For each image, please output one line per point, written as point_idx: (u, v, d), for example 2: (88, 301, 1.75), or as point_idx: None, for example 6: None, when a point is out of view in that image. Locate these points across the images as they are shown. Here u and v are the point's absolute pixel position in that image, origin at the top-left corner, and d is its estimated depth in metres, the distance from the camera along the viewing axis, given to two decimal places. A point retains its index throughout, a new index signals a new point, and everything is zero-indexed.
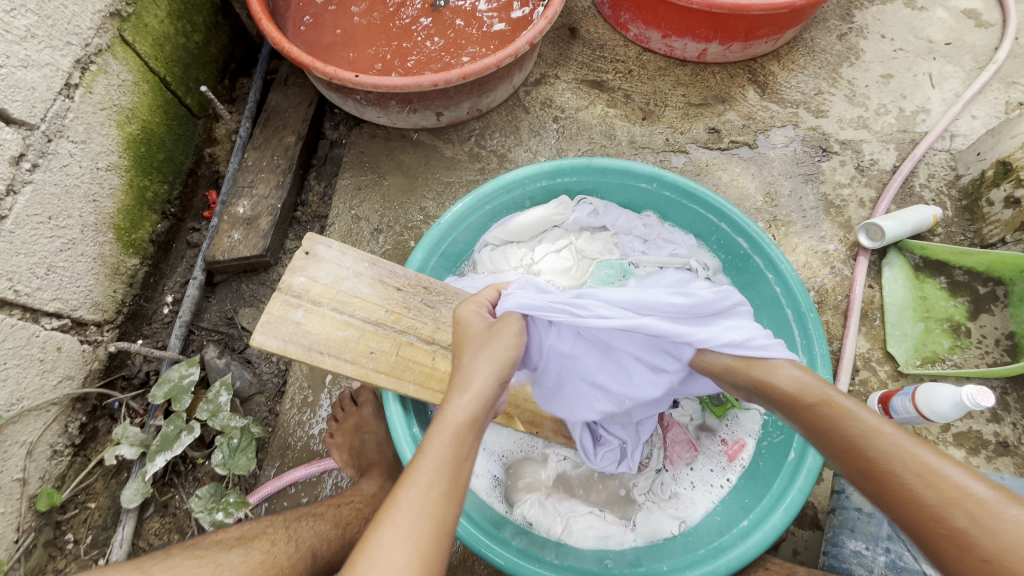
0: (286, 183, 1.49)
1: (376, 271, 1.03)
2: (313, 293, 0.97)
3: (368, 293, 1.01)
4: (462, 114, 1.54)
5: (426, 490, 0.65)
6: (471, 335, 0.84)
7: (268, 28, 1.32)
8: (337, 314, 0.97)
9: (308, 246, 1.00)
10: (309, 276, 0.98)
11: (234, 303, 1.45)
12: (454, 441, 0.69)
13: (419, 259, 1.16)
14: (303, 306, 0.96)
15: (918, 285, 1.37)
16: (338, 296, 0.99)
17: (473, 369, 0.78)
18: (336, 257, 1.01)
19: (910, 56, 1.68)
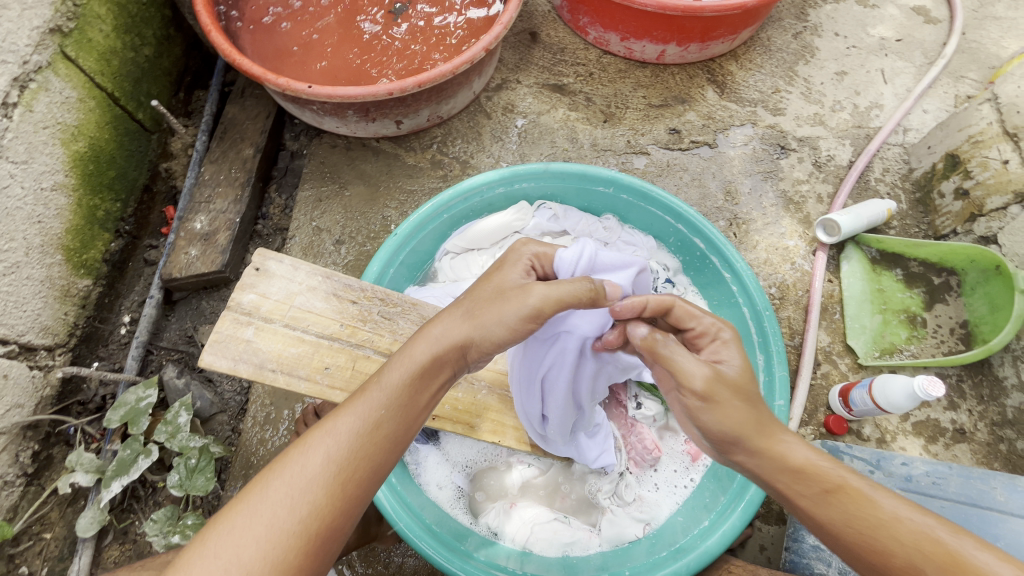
0: (245, 197, 1.47)
1: (330, 285, 1.01)
2: (264, 310, 0.96)
3: (322, 308, 0.99)
4: (422, 121, 1.53)
5: (365, 419, 0.69)
6: (505, 286, 0.80)
7: (218, 40, 1.30)
8: (290, 331, 0.96)
9: (258, 262, 0.98)
10: (259, 292, 0.96)
11: (194, 321, 1.42)
12: (409, 379, 0.73)
13: (377, 269, 1.15)
14: (253, 324, 0.94)
15: (875, 278, 1.40)
16: (291, 312, 0.97)
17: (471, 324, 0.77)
18: (289, 273, 0.99)
19: (863, 53, 1.71)
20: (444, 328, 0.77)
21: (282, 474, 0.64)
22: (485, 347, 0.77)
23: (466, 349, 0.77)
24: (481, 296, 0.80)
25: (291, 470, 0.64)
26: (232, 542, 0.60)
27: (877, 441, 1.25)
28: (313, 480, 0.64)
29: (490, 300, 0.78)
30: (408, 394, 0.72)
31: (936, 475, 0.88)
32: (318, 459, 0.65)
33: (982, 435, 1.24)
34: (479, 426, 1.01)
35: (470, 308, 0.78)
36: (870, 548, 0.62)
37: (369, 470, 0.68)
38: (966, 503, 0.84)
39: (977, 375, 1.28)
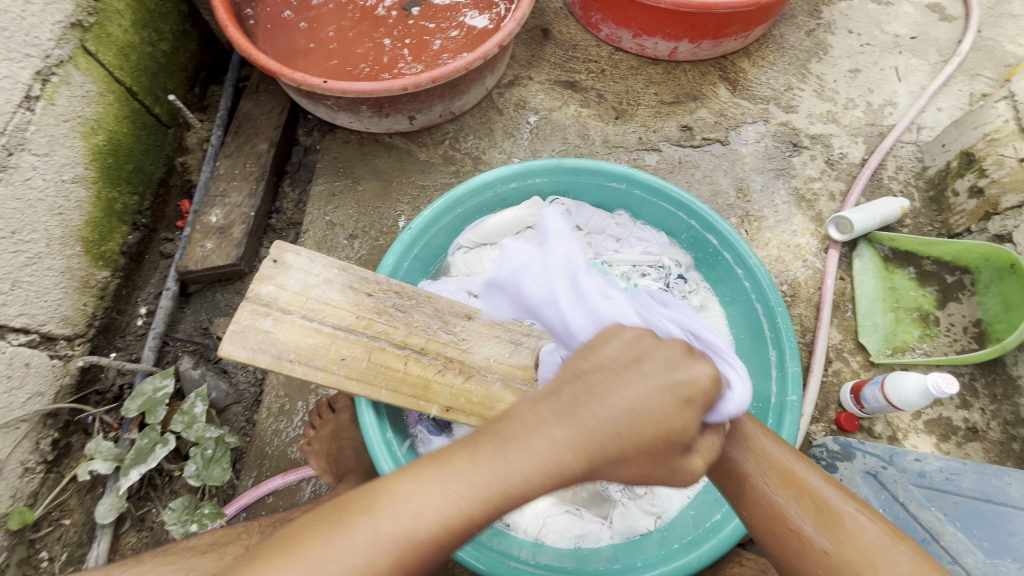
0: (259, 191, 1.48)
1: (346, 277, 1.02)
2: (282, 301, 0.97)
3: (338, 300, 1.00)
4: (435, 117, 1.54)
5: (430, 510, 0.61)
6: (661, 376, 0.63)
7: (235, 35, 1.31)
8: (307, 322, 0.97)
9: (276, 254, 0.99)
10: (277, 284, 0.98)
11: (209, 313, 1.44)
12: (497, 485, 0.61)
13: (392, 263, 1.16)
14: (271, 315, 0.96)
15: (887, 276, 1.39)
16: (308, 304, 0.98)
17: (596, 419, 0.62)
18: (306, 265, 1.00)
19: (877, 50, 1.71)
20: (553, 433, 0.61)
21: (335, 541, 0.61)
22: (608, 450, 0.63)
23: (581, 455, 0.62)
24: (593, 382, 0.64)
25: (342, 538, 0.61)
26: None
27: (889, 439, 1.25)
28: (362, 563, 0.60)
29: (640, 391, 0.63)
30: (490, 502, 0.61)
31: (949, 471, 0.88)
32: (373, 544, 0.61)
33: (995, 434, 1.24)
34: (493, 418, 1.02)
35: (575, 392, 0.64)
36: (774, 535, 0.73)
37: (418, 566, 0.62)
38: (981, 498, 0.85)
39: (990, 374, 1.28)
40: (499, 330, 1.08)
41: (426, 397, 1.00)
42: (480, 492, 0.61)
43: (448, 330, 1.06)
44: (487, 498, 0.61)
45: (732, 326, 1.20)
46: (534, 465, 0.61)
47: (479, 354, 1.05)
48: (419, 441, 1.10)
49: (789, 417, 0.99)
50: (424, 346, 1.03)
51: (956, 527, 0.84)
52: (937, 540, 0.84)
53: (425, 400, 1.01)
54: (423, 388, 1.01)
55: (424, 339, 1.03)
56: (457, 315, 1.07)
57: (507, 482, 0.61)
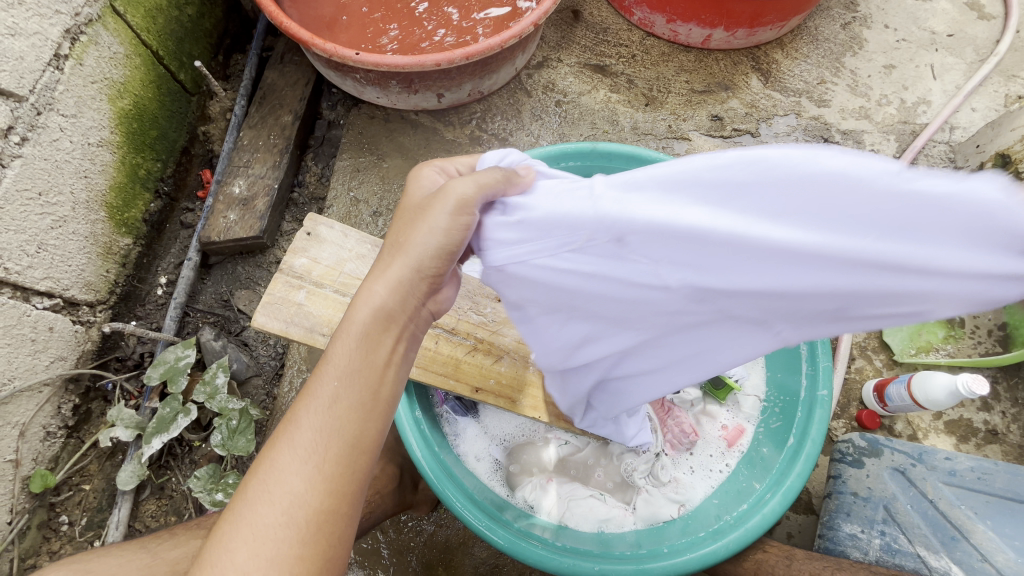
0: (283, 163, 1.46)
1: (379, 254, 1.01)
2: (316, 274, 0.96)
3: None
4: (463, 96, 1.51)
5: (304, 437, 0.62)
6: (410, 223, 0.69)
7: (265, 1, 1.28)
8: (340, 296, 0.96)
9: (310, 227, 0.99)
10: (311, 257, 0.97)
11: (230, 285, 1.43)
12: (338, 388, 0.64)
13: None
14: (305, 288, 0.95)
15: None
16: (342, 279, 0.97)
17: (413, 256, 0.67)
18: (339, 239, 0.99)
19: (912, 46, 1.68)
20: (370, 301, 0.67)
21: (242, 516, 0.59)
22: (420, 269, 0.67)
23: (404, 301, 0.68)
24: (395, 242, 0.69)
25: (250, 513, 0.59)
26: (228, 549, 0.58)
27: (908, 437, 1.25)
28: (286, 509, 0.59)
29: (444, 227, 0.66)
30: (349, 393, 0.64)
31: (981, 471, 0.90)
32: (298, 454, 0.61)
33: (1015, 437, 1.24)
34: (520, 401, 1.02)
35: (388, 268, 0.68)
36: None
37: (346, 471, 0.62)
38: (1011, 498, 0.87)
39: (1014, 378, 1.28)
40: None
41: (456, 376, 1.00)
42: (336, 393, 0.64)
43: (479, 312, 1.05)
44: (341, 401, 0.64)
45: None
46: (379, 344, 0.67)
47: (508, 336, 1.04)
48: (445, 419, 1.09)
49: (818, 412, 0.99)
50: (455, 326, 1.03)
51: (986, 525, 0.85)
52: (966, 538, 0.85)
53: (455, 379, 1.00)
54: (453, 368, 1.00)
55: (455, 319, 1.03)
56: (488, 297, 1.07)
57: (354, 373, 0.65)
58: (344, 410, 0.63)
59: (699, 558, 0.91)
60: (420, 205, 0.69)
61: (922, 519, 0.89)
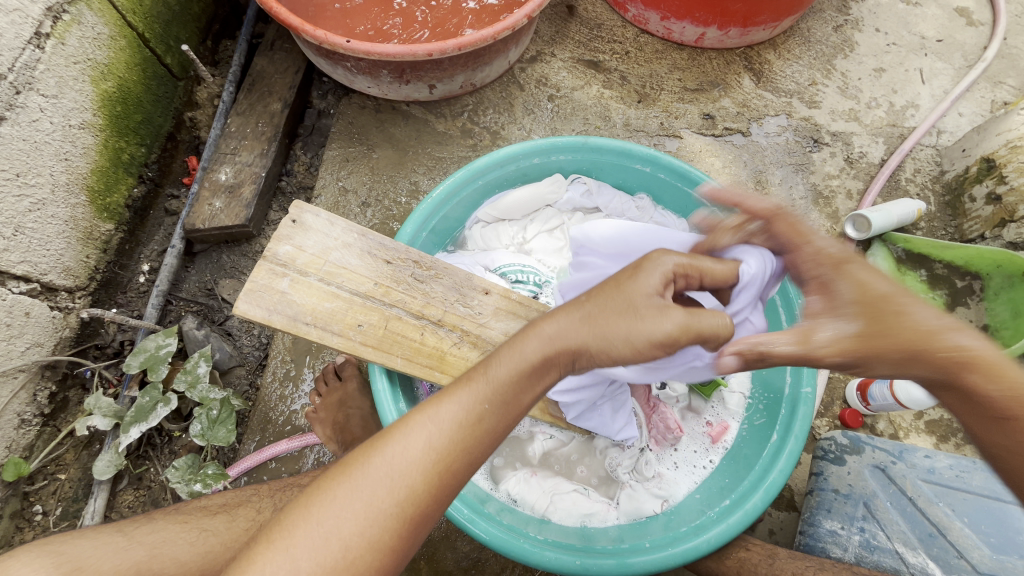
0: (271, 151, 1.44)
1: (365, 243, 1.00)
2: (300, 263, 0.94)
3: (357, 266, 0.98)
4: (455, 88, 1.50)
5: (420, 446, 0.66)
6: (619, 300, 0.71)
7: None
8: (324, 285, 0.95)
9: (295, 214, 0.97)
10: (295, 245, 0.95)
11: (214, 274, 1.41)
12: (467, 409, 0.68)
13: (410, 232, 1.14)
14: (289, 275, 0.93)
15: (899, 277, 1.40)
16: (326, 267, 0.96)
17: (607, 337, 0.69)
18: (325, 227, 0.98)
19: (902, 51, 1.69)
20: (549, 338, 0.70)
21: (338, 496, 0.63)
22: (608, 356, 0.69)
23: (575, 358, 0.70)
24: (606, 303, 0.71)
25: (347, 494, 0.63)
26: (334, 512, 0.63)
27: (890, 436, 1.27)
28: (370, 506, 0.63)
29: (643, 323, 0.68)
30: (481, 423, 0.68)
31: (959, 469, 0.90)
32: (425, 451, 0.65)
33: None
34: None
35: (591, 312, 0.71)
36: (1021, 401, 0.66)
37: (429, 500, 0.65)
38: (988, 496, 0.87)
39: None
40: (515, 307, 1.06)
41: (441, 368, 0.99)
42: (469, 421, 0.67)
43: (465, 304, 1.04)
44: (464, 428, 0.67)
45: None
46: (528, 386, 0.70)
47: (494, 330, 1.04)
48: None
49: (802, 409, 0.98)
50: (440, 318, 1.01)
51: (963, 522, 0.86)
52: (943, 535, 0.86)
53: (440, 371, 0.99)
54: (438, 360, 0.99)
55: (441, 311, 1.02)
56: (476, 290, 1.06)
57: (488, 405, 0.68)
58: (460, 445, 0.67)
59: (680, 552, 0.91)
60: (643, 296, 0.70)
61: (901, 516, 0.90)
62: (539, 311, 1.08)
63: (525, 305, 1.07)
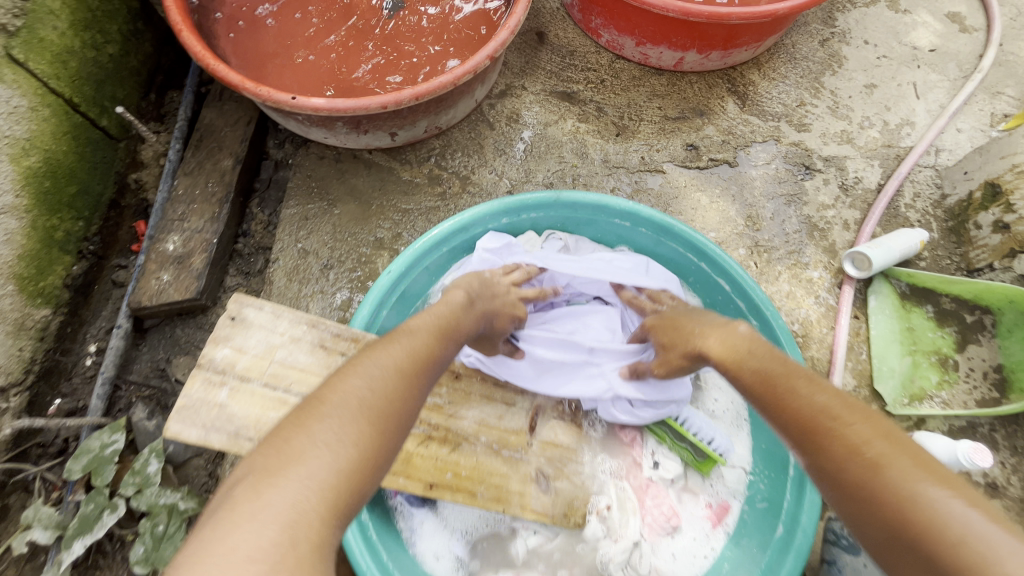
0: (223, 214, 1.33)
1: (317, 335, 0.91)
2: (240, 367, 0.86)
3: (307, 364, 0.88)
4: (419, 133, 1.40)
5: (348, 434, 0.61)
6: (403, 346, 0.75)
7: (191, 41, 1.15)
8: (269, 391, 0.85)
9: (234, 310, 0.89)
10: (235, 347, 0.87)
11: (167, 351, 1.30)
12: (387, 384, 0.69)
13: (367, 313, 1.03)
14: (227, 384, 0.84)
15: (905, 315, 1.30)
16: (271, 370, 0.87)
17: (376, 378, 0.69)
18: (269, 322, 0.90)
19: (893, 64, 1.60)
20: (365, 386, 0.67)
21: (270, 488, 0.54)
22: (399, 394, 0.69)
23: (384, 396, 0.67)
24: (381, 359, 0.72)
25: (268, 496, 0.53)
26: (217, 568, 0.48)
27: None
28: (326, 449, 0.59)
29: (382, 363, 0.71)
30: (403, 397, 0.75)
31: None
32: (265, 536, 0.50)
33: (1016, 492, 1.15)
34: (481, 493, 0.91)
35: (345, 410, 0.63)
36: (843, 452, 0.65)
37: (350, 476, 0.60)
38: None
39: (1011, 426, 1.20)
40: (490, 390, 0.99)
41: (406, 473, 0.89)
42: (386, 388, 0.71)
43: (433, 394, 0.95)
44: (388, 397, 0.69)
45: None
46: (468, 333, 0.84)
47: (466, 419, 0.95)
48: (399, 514, 0.98)
49: (810, 494, 0.88)
50: None
51: None
52: None
53: (404, 477, 0.89)
54: (403, 464, 0.89)
55: None
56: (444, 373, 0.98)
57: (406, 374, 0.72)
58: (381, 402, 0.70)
59: None
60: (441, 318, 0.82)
61: None
62: (516, 393, 1.02)
63: (499, 385, 1.01)
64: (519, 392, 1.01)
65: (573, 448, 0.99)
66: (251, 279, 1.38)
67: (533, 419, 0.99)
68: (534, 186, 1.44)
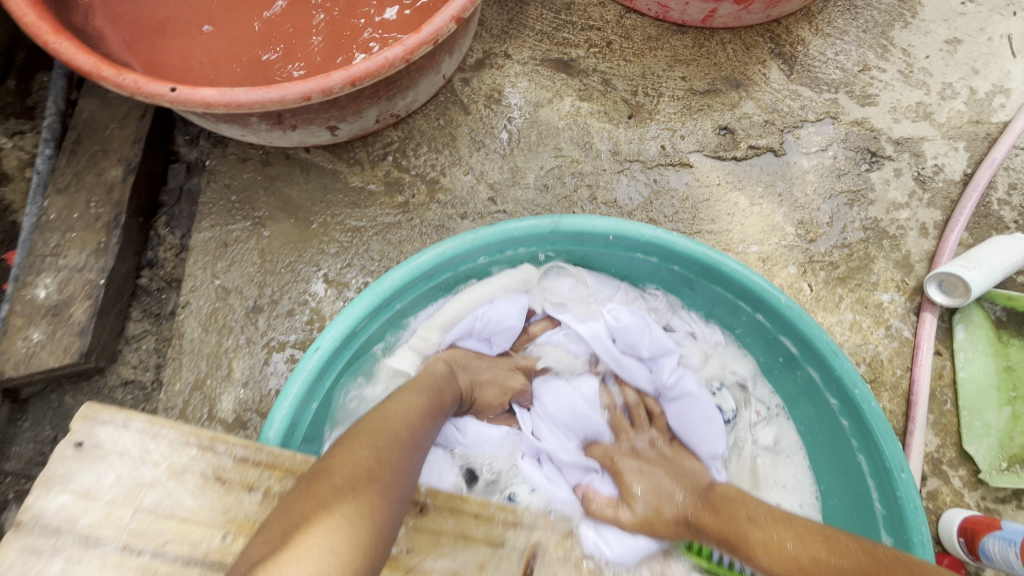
0: (111, 245, 1.01)
1: (208, 463, 0.66)
2: (83, 525, 0.61)
3: (192, 509, 0.63)
4: (369, 124, 1.05)
5: (369, 486, 0.52)
6: (411, 394, 0.68)
7: (14, 5, 0.78)
8: (131, 558, 0.60)
9: (81, 433, 0.65)
10: (78, 490, 0.62)
11: (54, 426, 1.00)
12: (399, 432, 0.61)
13: (288, 412, 0.72)
14: (64, 552, 0.60)
15: (1002, 350, 1.02)
16: (133, 524, 0.62)
17: (389, 428, 0.60)
18: (132, 449, 0.65)
19: (983, 10, 1.24)
20: (382, 433, 0.59)
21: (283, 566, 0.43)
22: (413, 446, 0.61)
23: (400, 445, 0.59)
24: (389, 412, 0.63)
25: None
26: None
27: None
28: (348, 506, 0.49)
29: (392, 410, 0.63)
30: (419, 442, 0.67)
31: None
32: None
33: None
34: None
35: (364, 461, 0.55)
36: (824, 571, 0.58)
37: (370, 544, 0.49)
38: None
39: None
40: (466, 526, 0.66)
41: None
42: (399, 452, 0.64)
43: None
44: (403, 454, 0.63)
45: (817, 479, 0.81)
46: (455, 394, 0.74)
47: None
48: None
49: None
50: None
51: None
52: None
53: None
54: None
55: None
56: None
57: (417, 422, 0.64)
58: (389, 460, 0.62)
59: None
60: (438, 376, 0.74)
61: None
62: (505, 524, 0.68)
63: (484, 516, 0.68)
64: (510, 524, 0.68)
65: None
66: (162, 324, 1.06)
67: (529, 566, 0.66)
68: (522, 190, 1.11)
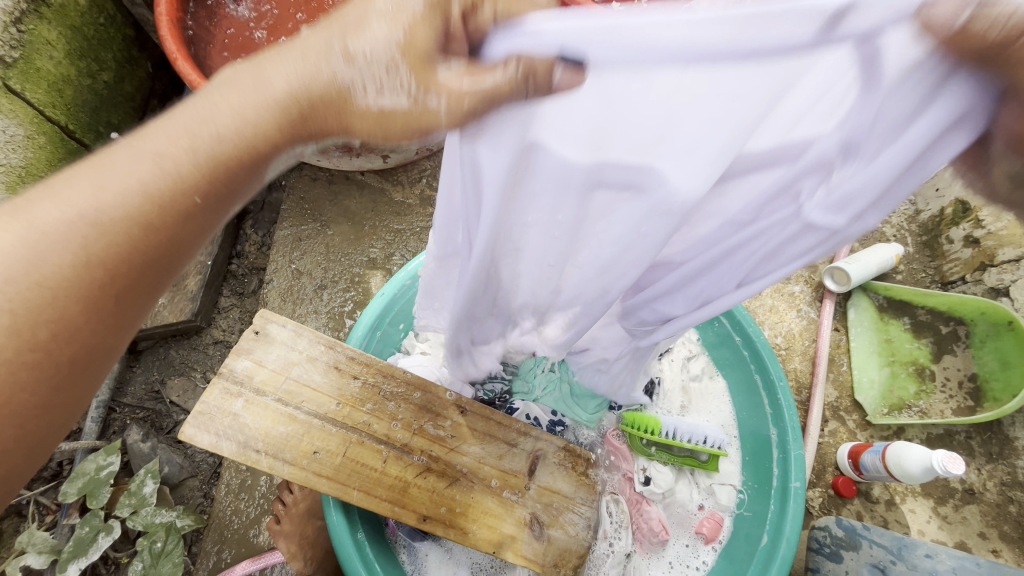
0: (217, 237, 1.35)
1: (332, 356, 0.94)
2: (257, 380, 0.88)
3: (321, 382, 0.92)
4: (411, 154, 1.40)
5: (248, 117, 0.45)
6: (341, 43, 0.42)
7: (185, 70, 1.17)
8: (282, 407, 0.88)
9: (259, 324, 0.91)
10: (254, 359, 0.89)
11: (162, 372, 1.31)
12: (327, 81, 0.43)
13: (361, 334, 1.08)
14: (244, 395, 0.86)
15: (882, 327, 1.35)
16: (286, 385, 0.89)
17: (279, 84, 0.44)
18: (290, 339, 0.92)
19: None
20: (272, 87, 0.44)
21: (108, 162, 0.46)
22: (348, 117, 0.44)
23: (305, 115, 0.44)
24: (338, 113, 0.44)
25: (107, 167, 0.46)
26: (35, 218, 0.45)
27: (886, 503, 1.21)
28: (161, 166, 0.46)
29: (308, 52, 0.43)
30: (195, 215, 0.48)
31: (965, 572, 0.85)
32: (87, 209, 0.45)
33: (992, 496, 1.19)
34: (474, 531, 0.92)
35: (242, 98, 0.45)
36: None
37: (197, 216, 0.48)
38: None
39: (986, 433, 1.24)
40: (493, 428, 0.99)
41: (402, 502, 0.90)
42: (133, 231, 0.46)
43: (436, 425, 0.96)
44: (140, 239, 0.47)
45: (731, 395, 1.14)
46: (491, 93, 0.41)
47: (465, 455, 0.96)
48: (401, 548, 1.01)
49: (793, 505, 0.94)
50: (409, 442, 0.93)
51: None
52: None
53: (401, 505, 0.90)
54: (400, 492, 0.90)
55: (409, 433, 0.94)
56: (450, 406, 0.99)
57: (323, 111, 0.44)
58: (107, 255, 0.46)
59: None
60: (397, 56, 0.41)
61: None
62: (519, 432, 1.01)
63: (505, 424, 1.01)
64: (523, 432, 1.01)
65: (571, 497, 0.99)
66: (245, 299, 1.40)
67: (533, 463, 0.99)
68: None
